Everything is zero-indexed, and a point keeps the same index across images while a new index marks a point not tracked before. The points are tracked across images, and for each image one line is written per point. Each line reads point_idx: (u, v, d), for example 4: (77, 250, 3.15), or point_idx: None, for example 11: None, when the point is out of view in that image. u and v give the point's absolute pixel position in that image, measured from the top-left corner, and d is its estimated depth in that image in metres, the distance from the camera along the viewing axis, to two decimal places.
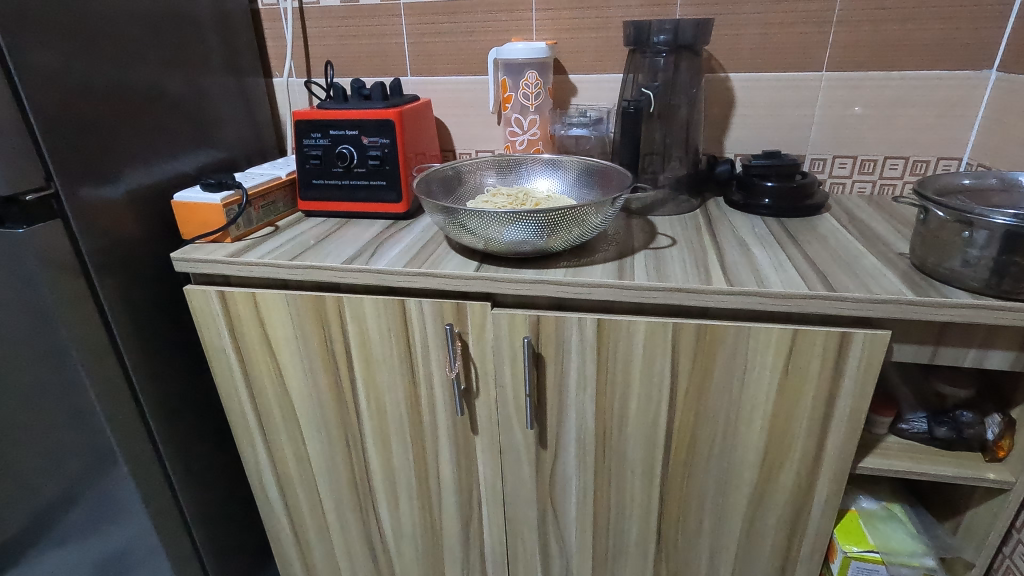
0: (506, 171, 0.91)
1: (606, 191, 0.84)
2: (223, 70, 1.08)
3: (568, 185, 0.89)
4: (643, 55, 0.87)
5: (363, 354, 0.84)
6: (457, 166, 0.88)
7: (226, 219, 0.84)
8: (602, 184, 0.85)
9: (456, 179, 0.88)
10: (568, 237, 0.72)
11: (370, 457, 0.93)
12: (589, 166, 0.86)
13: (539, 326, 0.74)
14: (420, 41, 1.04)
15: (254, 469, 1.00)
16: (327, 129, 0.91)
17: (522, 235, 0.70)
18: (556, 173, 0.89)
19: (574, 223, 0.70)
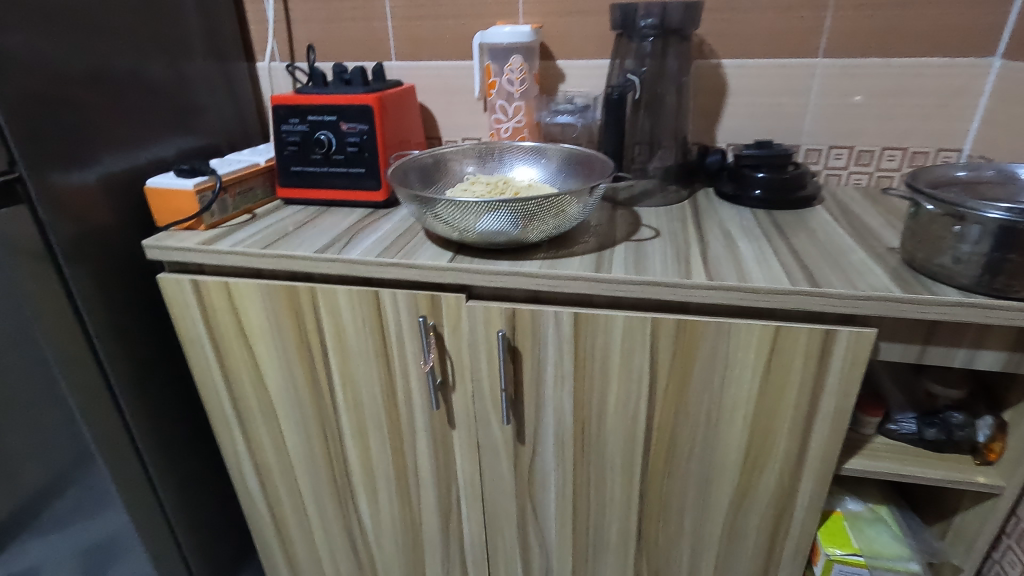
0: (487, 159, 0.88)
1: (588, 180, 0.81)
2: (205, 53, 1.05)
3: (550, 174, 0.86)
4: (630, 39, 0.84)
5: (338, 345, 0.82)
6: (436, 153, 0.86)
7: (200, 206, 0.82)
8: (585, 173, 0.82)
9: (435, 166, 0.86)
10: (545, 228, 0.70)
11: (348, 450, 0.92)
12: (572, 154, 0.84)
13: (515, 320, 0.72)
14: (405, 25, 1.01)
15: (234, 460, 0.99)
16: (305, 115, 0.89)
17: (497, 225, 0.67)
18: (539, 162, 0.87)
19: (552, 213, 0.68)
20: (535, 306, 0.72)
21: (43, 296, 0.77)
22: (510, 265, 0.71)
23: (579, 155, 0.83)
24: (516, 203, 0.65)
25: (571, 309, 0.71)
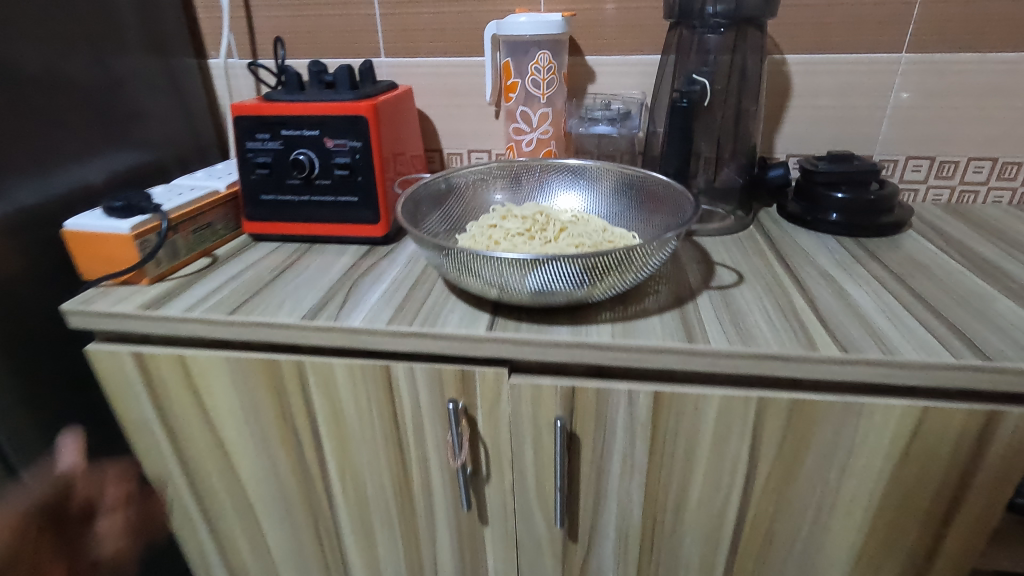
0: (510, 180, 0.71)
1: (648, 208, 0.66)
2: (143, 47, 0.83)
3: (588, 197, 0.70)
4: (691, 30, 0.68)
5: (336, 432, 0.63)
6: (453, 177, 0.68)
7: (141, 254, 0.62)
8: (641, 202, 0.67)
9: (452, 195, 0.68)
10: (618, 285, 0.52)
11: (348, 549, 0.73)
12: (622, 177, 0.68)
13: (575, 400, 0.56)
14: (396, 13, 0.82)
15: (198, 562, 0.79)
16: (277, 129, 0.69)
17: (558, 284, 0.49)
18: (574, 183, 0.70)
19: (628, 267, 0.50)
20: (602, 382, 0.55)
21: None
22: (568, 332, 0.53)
23: (633, 179, 0.67)
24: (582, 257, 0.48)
25: (650, 385, 0.54)
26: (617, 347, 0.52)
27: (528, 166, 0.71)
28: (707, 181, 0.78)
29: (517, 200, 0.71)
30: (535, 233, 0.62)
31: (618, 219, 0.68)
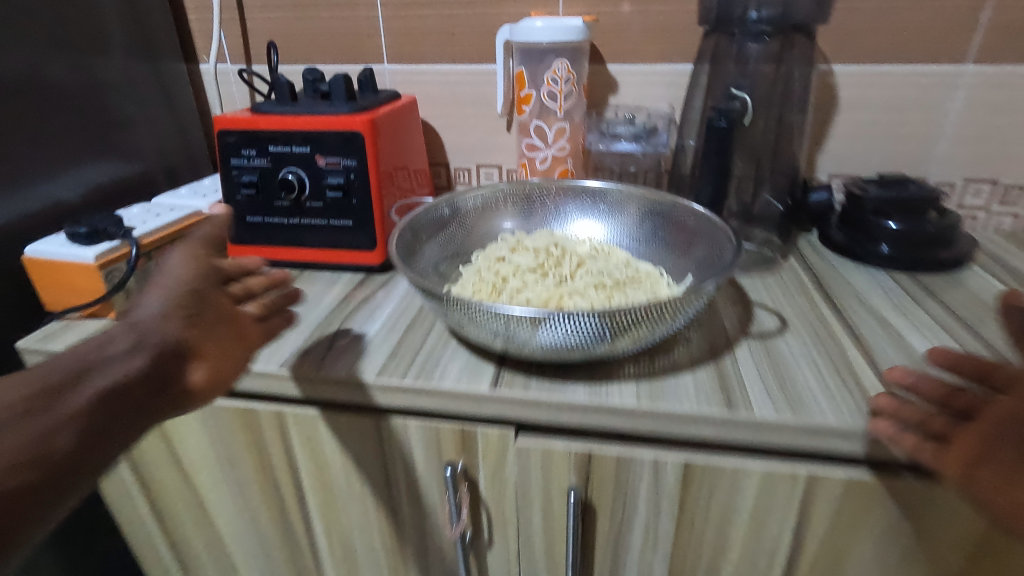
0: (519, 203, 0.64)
1: (674, 239, 0.59)
2: (128, 51, 0.77)
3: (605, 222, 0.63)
4: (730, 37, 0.60)
5: (320, 488, 0.57)
6: (457, 201, 0.61)
7: (107, 285, 0.55)
8: (668, 232, 0.59)
9: (456, 221, 0.61)
10: (644, 339, 0.45)
11: None
12: (647, 203, 0.60)
13: (591, 467, 0.48)
14: (399, 15, 0.75)
15: None
16: (264, 145, 0.63)
17: (576, 341, 0.42)
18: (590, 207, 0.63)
19: (658, 322, 0.43)
20: (624, 448, 0.48)
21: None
22: (585, 393, 0.46)
23: (660, 206, 0.59)
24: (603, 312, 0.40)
25: (679, 454, 0.47)
26: (642, 413, 0.44)
27: (541, 188, 0.63)
28: (741, 206, 0.69)
29: (529, 226, 0.64)
30: (548, 270, 0.55)
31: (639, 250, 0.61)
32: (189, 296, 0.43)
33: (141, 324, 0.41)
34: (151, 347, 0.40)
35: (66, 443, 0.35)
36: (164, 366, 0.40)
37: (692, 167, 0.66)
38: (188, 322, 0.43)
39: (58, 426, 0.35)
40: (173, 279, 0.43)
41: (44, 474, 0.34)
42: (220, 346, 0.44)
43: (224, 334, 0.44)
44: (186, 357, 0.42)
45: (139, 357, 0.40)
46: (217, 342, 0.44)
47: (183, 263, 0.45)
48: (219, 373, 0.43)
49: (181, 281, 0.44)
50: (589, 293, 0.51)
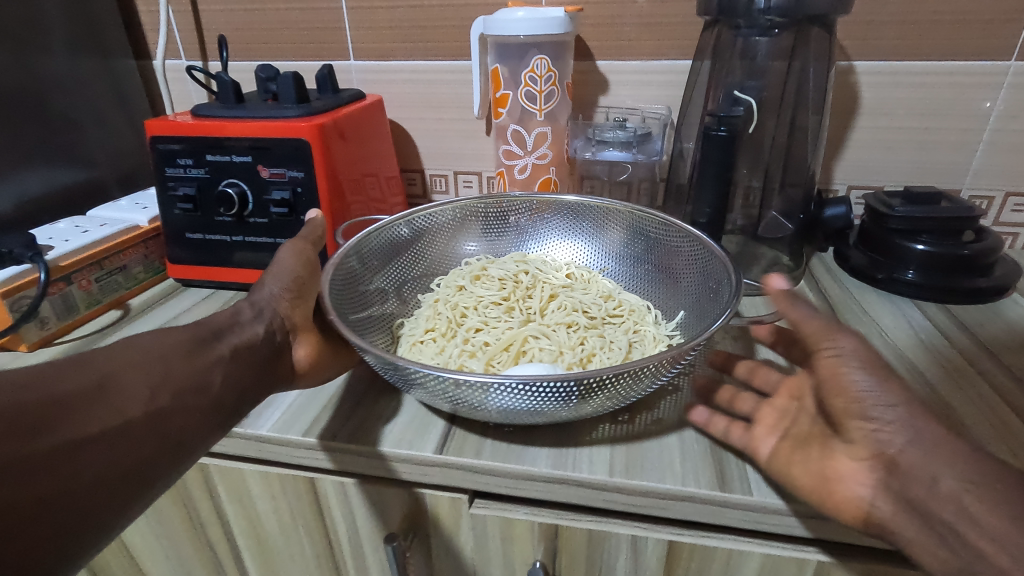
0: (490, 216, 0.57)
1: (661, 262, 0.52)
2: (71, 46, 0.70)
3: (586, 238, 0.56)
4: (734, 31, 0.51)
5: (256, 546, 0.50)
6: (418, 219, 0.53)
7: (14, 315, 0.49)
8: (656, 257, 0.52)
9: (416, 242, 0.54)
10: (622, 400, 0.37)
11: None
12: (634, 223, 0.53)
13: (560, 544, 0.41)
14: (365, 6, 0.67)
15: None
16: (202, 153, 0.56)
17: (536, 407, 0.35)
18: (571, 220, 0.56)
19: (636, 383, 0.35)
20: (597, 521, 0.40)
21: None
22: (550, 458, 0.38)
23: (649, 226, 0.52)
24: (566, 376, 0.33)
25: (663, 530, 0.39)
26: (616, 487, 0.37)
27: (514, 202, 0.56)
28: (747, 220, 0.61)
29: (499, 244, 0.58)
30: (513, 308, 0.51)
31: (621, 270, 0.55)
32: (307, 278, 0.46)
33: (272, 298, 0.45)
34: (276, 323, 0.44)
35: (218, 380, 0.38)
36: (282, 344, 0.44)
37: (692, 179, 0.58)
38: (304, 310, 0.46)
39: (209, 366, 0.39)
40: (295, 256, 0.47)
41: (198, 401, 0.37)
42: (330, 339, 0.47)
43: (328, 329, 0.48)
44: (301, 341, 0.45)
45: (267, 329, 0.43)
46: (326, 334, 0.47)
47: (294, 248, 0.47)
48: (319, 359, 0.45)
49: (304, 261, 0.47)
50: (558, 334, 0.46)
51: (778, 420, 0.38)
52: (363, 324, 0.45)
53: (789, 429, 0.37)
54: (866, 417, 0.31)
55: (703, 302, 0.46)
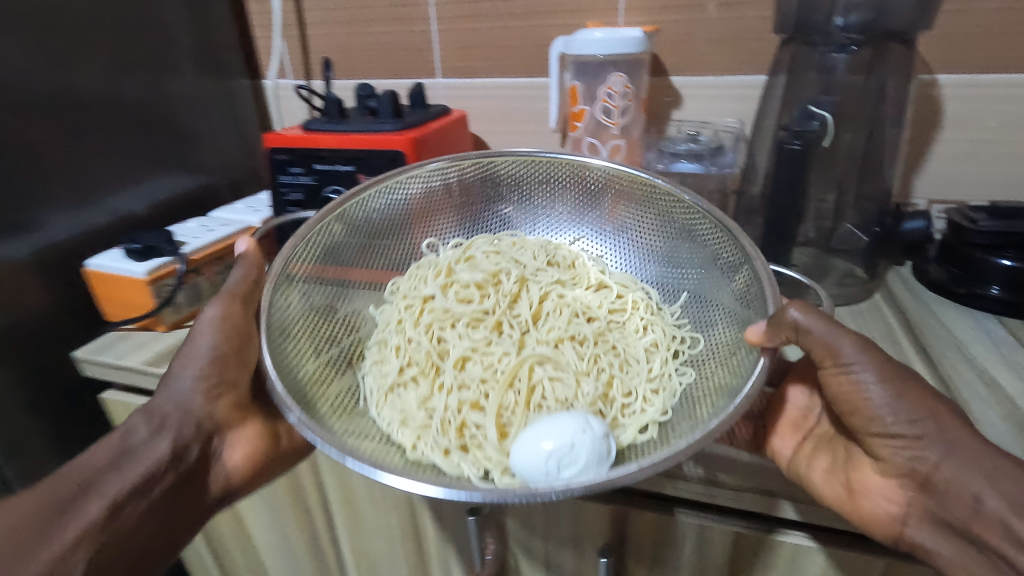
0: (451, 192, 0.59)
1: (632, 223, 0.57)
2: (197, 69, 0.80)
3: (549, 199, 0.60)
4: (811, 47, 0.53)
5: (348, 516, 0.56)
6: (352, 214, 0.53)
7: (156, 300, 0.57)
8: (641, 230, 0.57)
9: (358, 231, 0.54)
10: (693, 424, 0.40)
11: None
12: (616, 190, 0.56)
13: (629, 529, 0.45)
14: (453, 28, 0.72)
15: None
16: (311, 162, 0.63)
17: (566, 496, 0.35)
18: (529, 183, 0.59)
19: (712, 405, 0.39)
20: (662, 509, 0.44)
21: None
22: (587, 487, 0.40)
23: (624, 184, 0.55)
24: (586, 485, 0.32)
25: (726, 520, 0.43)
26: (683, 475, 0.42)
27: (445, 171, 0.56)
28: (820, 229, 0.62)
29: (463, 217, 0.62)
30: (505, 326, 0.57)
31: (587, 225, 0.60)
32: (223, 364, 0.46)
33: (186, 397, 0.45)
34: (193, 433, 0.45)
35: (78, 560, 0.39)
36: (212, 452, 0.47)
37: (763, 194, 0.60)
38: (228, 403, 0.47)
39: (73, 542, 0.39)
40: (212, 344, 0.45)
41: None
42: (260, 428, 0.50)
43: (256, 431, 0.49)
44: (230, 445, 0.48)
45: (185, 440, 0.45)
46: (253, 440, 0.49)
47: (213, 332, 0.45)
48: (250, 461, 0.48)
49: (227, 339, 0.46)
50: (563, 357, 0.53)
51: (800, 421, 0.43)
52: (320, 370, 0.47)
53: (810, 430, 0.43)
54: (894, 436, 0.37)
55: (707, 286, 0.52)
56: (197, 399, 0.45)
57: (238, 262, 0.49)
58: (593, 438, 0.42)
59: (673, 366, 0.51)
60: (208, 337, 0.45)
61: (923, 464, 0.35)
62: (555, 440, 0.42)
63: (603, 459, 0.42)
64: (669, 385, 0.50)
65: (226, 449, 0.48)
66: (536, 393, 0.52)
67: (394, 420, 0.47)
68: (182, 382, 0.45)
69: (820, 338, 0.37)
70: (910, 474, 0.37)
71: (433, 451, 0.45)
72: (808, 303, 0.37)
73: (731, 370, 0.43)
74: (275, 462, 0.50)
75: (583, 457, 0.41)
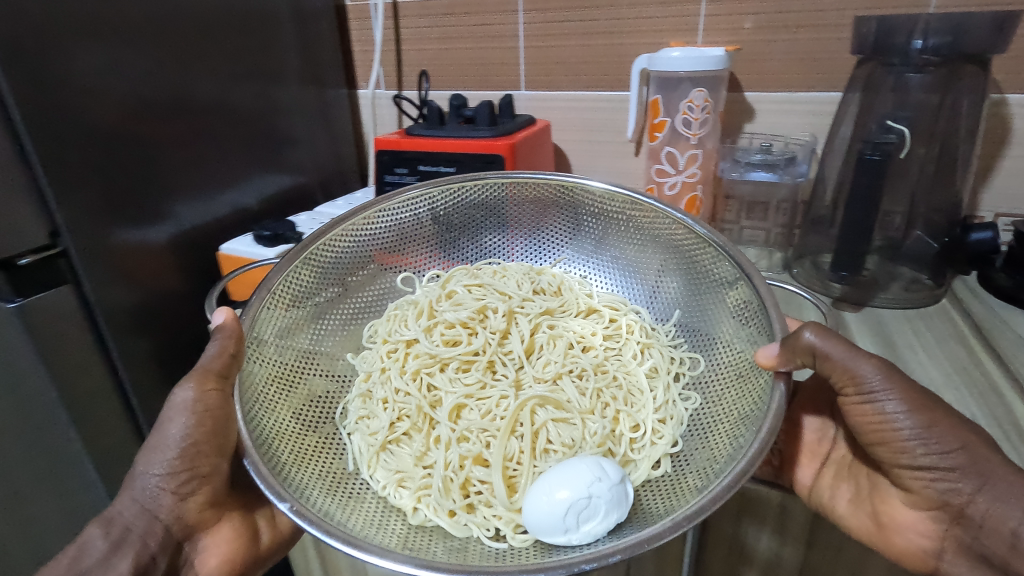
0: (426, 224, 0.66)
1: (606, 240, 0.67)
2: (302, 80, 0.88)
3: (522, 222, 0.69)
4: (888, 67, 0.57)
5: None
6: (324, 264, 0.59)
7: None
8: (618, 248, 0.66)
9: (326, 274, 0.60)
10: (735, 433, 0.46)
11: None
12: (586, 209, 0.65)
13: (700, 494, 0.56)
14: (541, 45, 0.79)
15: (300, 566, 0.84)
16: (415, 165, 0.71)
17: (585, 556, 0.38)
18: (499, 210, 0.67)
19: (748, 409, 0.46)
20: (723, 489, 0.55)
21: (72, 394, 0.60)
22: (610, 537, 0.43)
23: (594, 206, 0.64)
24: (623, 551, 0.36)
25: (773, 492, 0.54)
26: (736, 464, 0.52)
27: (410, 207, 0.64)
28: (889, 242, 0.66)
29: (444, 246, 0.69)
30: (496, 364, 0.63)
31: (568, 246, 0.70)
32: (195, 454, 0.47)
33: (153, 503, 0.47)
34: (162, 545, 0.48)
35: None
36: (183, 557, 0.51)
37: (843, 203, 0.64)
38: (200, 502, 0.49)
39: None
40: (186, 431, 0.46)
41: None
42: (235, 525, 0.53)
43: (228, 528, 0.53)
44: (204, 548, 0.51)
45: (153, 549, 0.47)
46: (225, 539, 0.52)
47: (188, 416, 0.46)
48: (226, 561, 0.52)
49: (201, 425, 0.47)
50: (567, 400, 0.59)
51: (818, 452, 0.54)
52: (300, 430, 0.52)
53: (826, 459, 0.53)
54: (922, 476, 0.43)
55: (696, 303, 0.60)
56: (155, 505, 0.47)
57: (214, 336, 0.48)
58: (608, 488, 0.45)
59: (676, 392, 0.58)
60: (183, 419, 0.46)
61: (957, 497, 0.41)
62: (570, 489, 0.45)
63: (620, 505, 0.45)
64: (675, 413, 0.56)
65: (200, 553, 0.51)
66: (541, 436, 0.56)
67: (389, 481, 0.52)
68: (142, 485, 0.47)
69: (839, 363, 0.42)
70: (944, 508, 0.42)
71: (437, 514, 0.50)
72: (822, 327, 0.42)
73: (743, 409, 0.47)
74: (252, 558, 0.54)
75: (601, 508, 0.44)
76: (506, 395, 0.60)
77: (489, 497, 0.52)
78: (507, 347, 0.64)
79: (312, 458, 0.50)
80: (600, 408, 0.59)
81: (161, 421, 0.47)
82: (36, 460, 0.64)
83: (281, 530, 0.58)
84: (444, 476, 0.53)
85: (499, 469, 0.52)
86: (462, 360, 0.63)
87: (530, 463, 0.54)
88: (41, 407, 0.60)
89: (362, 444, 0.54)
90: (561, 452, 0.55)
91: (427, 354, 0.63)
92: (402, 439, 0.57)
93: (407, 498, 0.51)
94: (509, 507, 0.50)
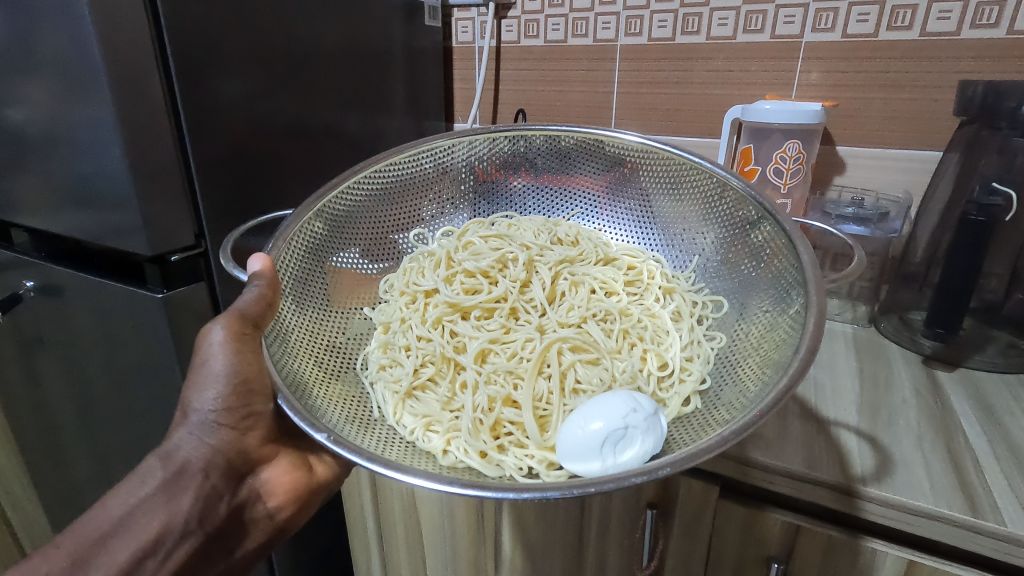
0: (450, 177, 0.69)
1: (622, 191, 0.68)
2: (408, 114, 0.94)
3: (538, 176, 0.71)
4: (993, 129, 0.58)
5: (517, 526, 0.68)
6: (335, 218, 0.60)
7: None
8: (631, 199, 0.68)
9: (339, 224, 0.61)
10: (759, 371, 0.47)
11: None
12: (597, 156, 0.66)
13: (748, 527, 0.56)
14: (635, 92, 0.85)
15: (364, 559, 0.89)
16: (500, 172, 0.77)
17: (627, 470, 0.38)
18: (520, 163, 0.69)
19: (773, 346, 0.47)
20: (750, 505, 0.55)
21: (190, 365, 0.67)
22: (646, 464, 0.44)
23: (608, 155, 0.65)
24: (673, 464, 0.35)
25: (823, 531, 0.52)
26: (778, 470, 0.50)
27: (417, 161, 0.65)
28: (986, 303, 0.65)
29: (467, 202, 0.72)
30: (520, 315, 0.65)
31: (580, 197, 0.72)
32: (245, 392, 0.52)
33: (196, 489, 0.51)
34: (226, 484, 0.53)
35: None
36: (249, 488, 0.56)
37: (941, 262, 0.64)
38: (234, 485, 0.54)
39: None
40: (226, 366, 0.50)
41: None
42: (290, 460, 0.59)
43: (286, 459, 0.59)
44: (266, 480, 0.57)
45: (216, 492, 0.52)
46: (285, 470, 0.58)
47: (225, 350, 0.49)
48: (286, 489, 0.58)
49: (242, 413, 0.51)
50: (599, 347, 0.60)
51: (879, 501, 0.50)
52: (326, 378, 0.53)
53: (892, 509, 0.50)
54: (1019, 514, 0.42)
55: (717, 248, 0.62)
56: (214, 439, 0.52)
57: (250, 282, 0.48)
58: (643, 419, 0.45)
59: (701, 332, 0.60)
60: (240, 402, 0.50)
61: None
62: (605, 421, 0.46)
63: (656, 434, 0.45)
64: (702, 352, 0.58)
65: (263, 486, 0.57)
66: (569, 376, 0.58)
67: (412, 425, 0.54)
68: (199, 420, 0.51)
69: None
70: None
71: (468, 454, 0.51)
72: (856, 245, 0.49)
73: (773, 346, 0.47)
74: (308, 490, 0.60)
75: (637, 437, 0.45)
76: (531, 338, 0.62)
77: (519, 437, 0.54)
78: (528, 295, 0.67)
79: (341, 400, 0.51)
80: (627, 348, 0.61)
81: (198, 360, 0.51)
82: (148, 414, 0.73)
83: (332, 464, 0.63)
84: (473, 418, 0.54)
85: (530, 408, 0.55)
86: (483, 308, 0.65)
87: (561, 401, 0.56)
88: (165, 383, 0.68)
89: (386, 392, 0.56)
90: (591, 390, 0.57)
91: (447, 304, 0.65)
92: (427, 385, 0.59)
93: (436, 440, 0.53)
94: (540, 445, 0.52)
